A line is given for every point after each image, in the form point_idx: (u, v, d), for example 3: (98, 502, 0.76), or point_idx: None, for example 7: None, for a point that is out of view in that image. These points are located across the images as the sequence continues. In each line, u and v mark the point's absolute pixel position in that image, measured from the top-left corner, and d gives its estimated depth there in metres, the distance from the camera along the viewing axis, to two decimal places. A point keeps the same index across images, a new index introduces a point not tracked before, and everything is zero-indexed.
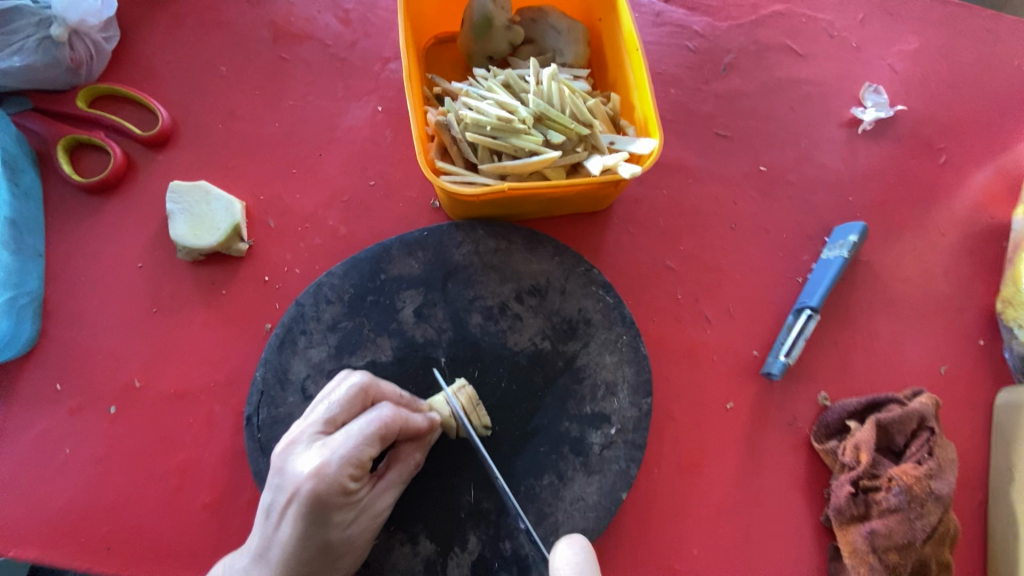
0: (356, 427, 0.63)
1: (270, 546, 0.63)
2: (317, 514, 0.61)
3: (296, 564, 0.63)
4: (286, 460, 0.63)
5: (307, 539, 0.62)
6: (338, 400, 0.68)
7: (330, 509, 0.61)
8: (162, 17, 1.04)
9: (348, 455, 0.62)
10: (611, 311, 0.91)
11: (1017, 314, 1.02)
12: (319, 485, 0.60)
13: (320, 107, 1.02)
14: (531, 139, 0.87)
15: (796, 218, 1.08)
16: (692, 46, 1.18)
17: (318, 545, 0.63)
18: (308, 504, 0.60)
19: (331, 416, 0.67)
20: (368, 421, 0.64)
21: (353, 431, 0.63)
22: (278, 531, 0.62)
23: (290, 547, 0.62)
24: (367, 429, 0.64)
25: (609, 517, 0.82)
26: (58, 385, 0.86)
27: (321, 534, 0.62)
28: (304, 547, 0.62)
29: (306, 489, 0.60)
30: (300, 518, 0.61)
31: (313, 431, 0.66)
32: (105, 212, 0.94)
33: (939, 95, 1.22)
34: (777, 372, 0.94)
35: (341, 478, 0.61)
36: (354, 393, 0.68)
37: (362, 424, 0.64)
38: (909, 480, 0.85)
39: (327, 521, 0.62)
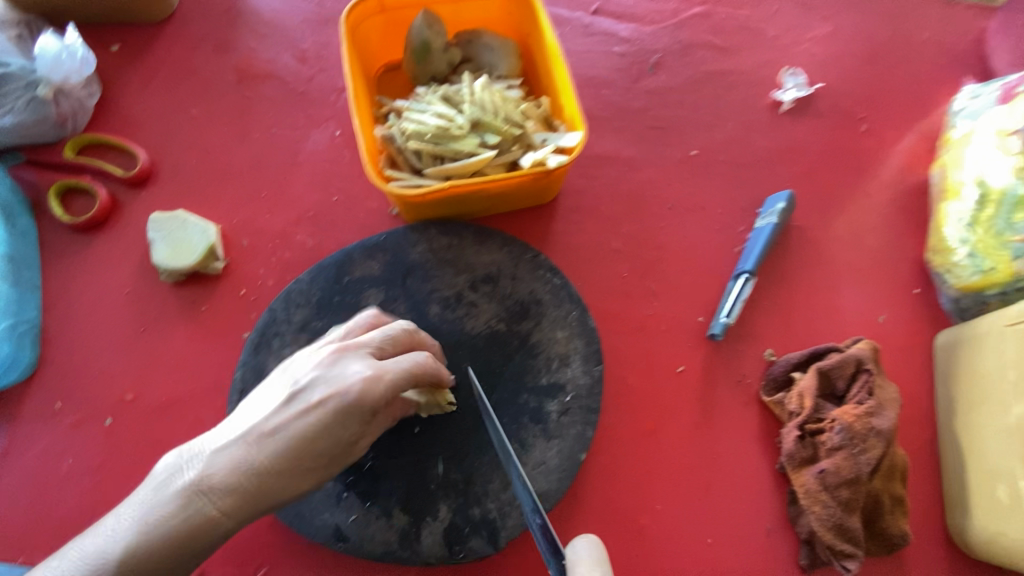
0: (408, 357, 0.70)
1: (271, 432, 0.64)
2: (351, 416, 0.64)
3: (297, 463, 0.63)
4: (336, 363, 0.67)
5: (326, 438, 0.64)
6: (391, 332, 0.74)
7: (361, 418, 0.65)
8: (138, 72, 1.17)
9: (400, 374, 0.68)
10: (560, 291, 0.99)
11: (943, 260, 1.08)
12: (367, 385, 0.65)
13: (283, 136, 1.13)
14: (468, 142, 0.97)
15: (730, 193, 1.16)
16: (621, 50, 1.29)
17: (325, 449, 0.65)
18: (349, 403, 0.64)
19: (382, 342, 0.73)
20: (420, 361, 0.70)
21: (406, 363, 0.69)
22: (296, 420, 0.63)
23: (304, 439, 0.63)
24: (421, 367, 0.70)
25: (569, 477, 0.88)
26: (58, 404, 0.94)
27: (339, 437, 0.65)
28: (315, 445, 0.64)
29: (354, 389, 0.64)
30: (335, 414, 0.64)
31: (368, 348, 0.71)
32: (95, 247, 1.04)
33: (855, 71, 1.32)
34: (719, 332, 1.00)
35: (387, 395, 0.66)
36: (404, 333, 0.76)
37: (413, 361, 0.70)
38: (850, 419, 0.91)
39: (351, 426, 0.65)
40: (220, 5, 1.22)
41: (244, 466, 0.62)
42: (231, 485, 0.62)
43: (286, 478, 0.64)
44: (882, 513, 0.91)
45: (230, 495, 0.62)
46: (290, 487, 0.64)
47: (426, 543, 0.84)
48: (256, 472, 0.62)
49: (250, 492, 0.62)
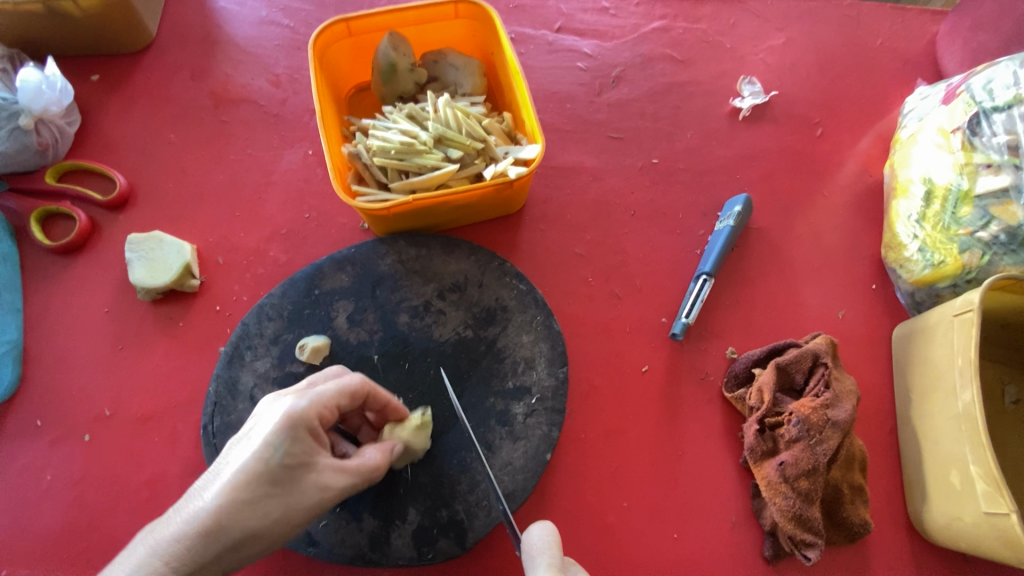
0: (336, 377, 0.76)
1: (217, 476, 0.68)
2: (282, 437, 0.68)
3: (243, 496, 0.66)
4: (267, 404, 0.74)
5: (261, 466, 0.67)
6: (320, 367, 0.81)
7: (294, 441, 0.69)
8: (117, 100, 1.21)
9: (327, 392, 0.73)
10: (525, 297, 1.02)
11: (897, 255, 1.12)
12: (293, 407, 0.70)
13: (258, 157, 1.17)
14: (431, 157, 1.01)
15: (691, 198, 1.21)
16: (583, 65, 1.34)
17: (266, 476, 0.67)
18: (278, 425, 0.69)
19: (311, 380, 0.80)
20: (345, 380, 0.77)
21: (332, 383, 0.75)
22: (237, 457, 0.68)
23: (244, 469, 0.67)
24: (344, 385, 0.76)
25: (535, 477, 0.91)
26: (38, 422, 0.97)
27: (277, 464, 0.68)
28: (256, 474, 0.67)
29: (280, 414, 0.70)
30: (267, 438, 0.68)
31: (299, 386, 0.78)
32: (75, 268, 1.07)
33: (810, 78, 1.37)
34: (680, 332, 1.03)
35: (313, 413, 0.71)
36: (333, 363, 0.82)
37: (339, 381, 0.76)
38: (806, 411, 0.93)
39: (286, 449, 0.69)
40: (197, 35, 1.27)
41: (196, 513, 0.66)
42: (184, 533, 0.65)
43: (235, 515, 0.66)
44: (842, 503, 0.94)
45: (187, 543, 0.65)
46: (243, 523, 0.66)
47: (395, 545, 0.86)
48: (206, 516, 0.66)
49: (204, 533, 0.65)
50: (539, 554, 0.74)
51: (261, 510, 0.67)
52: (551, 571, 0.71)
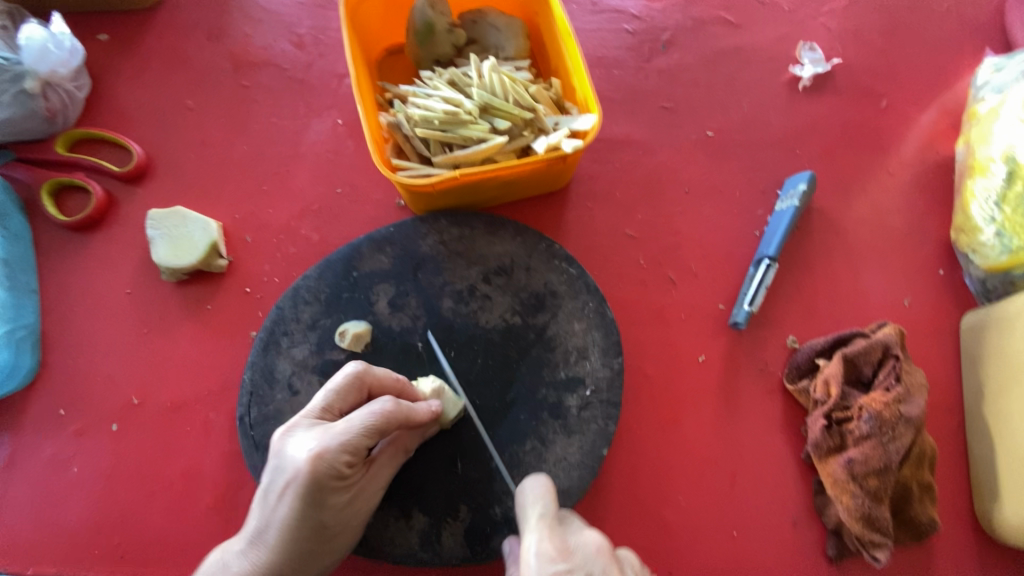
0: (357, 418, 0.69)
1: (264, 529, 0.68)
2: (314, 494, 0.66)
3: (293, 545, 0.67)
4: (285, 443, 0.68)
5: (303, 521, 0.67)
6: (334, 388, 0.73)
7: (325, 492, 0.67)
8: (129, 62, 1.12)
9: (349, 439, 0.67)
10: (576, 281, 0.95)
11: (970, 240, 1.04)
12: (316, 467, 0.65)
13: (283, 127, 1.08)
14: (478, 128, 0.92)
15: (748, 176, 1.12)
16: (630, 28, 1.23)
17: (311, 529, 0.67)
18: (305, 485, 0.65)
19: (329, 403, 0.73)
20: (370, 411, 0.70)
21: (354, 420, 0.68)
22: (273, 511, 0.67)
23: (288, 527, 0.66)
24: (368, 420, 0.69)
25: (592, 473, 0.86)
26: (62, 410, 0.92)
27: (315, 516, 0.67)
28: (299, 528, 0.67)
29: (304, 471, 0.65)
30: (299, 499, 0.66)
31: (313, 417, 0.71)
32: (92, 246, 1.00)
33: (877, 43, 1.25)
34: (743, 321, 0.97)
35: (339, 462, 0.67)
36: (350, 382, 0.73)
37: (362, 414, 0.69)
38: (878, 406, 0.88)
39: (319, 503, 0.67)
40: None
41: (254, 560, 0.68)
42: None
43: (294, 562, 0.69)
44: (911, 502, 0.89)
45: None
46: (306, 566, 0.70)
47: (446, 544, 0.82)
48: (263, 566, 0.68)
49: None
50: (529, 506, 0.72)
51: (317, 552, 0.70)
52: (540, 522, 0.70)
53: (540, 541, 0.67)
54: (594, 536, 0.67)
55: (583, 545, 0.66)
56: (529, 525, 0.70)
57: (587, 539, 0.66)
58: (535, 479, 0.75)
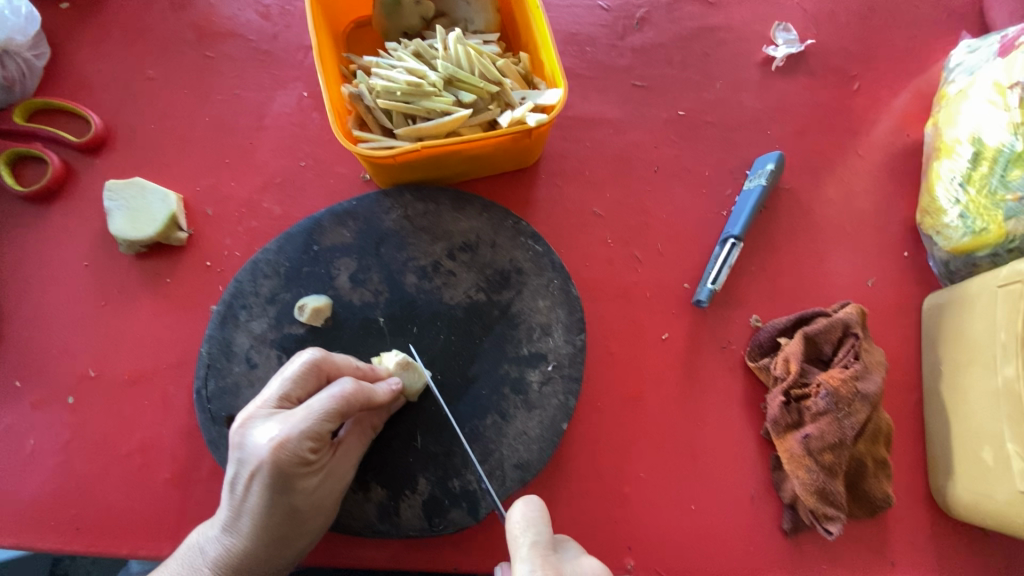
0: (316, 404, 0.67)
1: (238, 517, 0.69)
2: (281, 482, 0.66)
3: (269, 527, 0.68)
4: (245, 435, 0.67)
5: (274, 506, 0.67)
6: (290, 376, 0.70)
7: (293, 478, 0.66)
8: (88, 30, 1.09)
9: (310, 427, 0.66)
10: (541, 259, 0.95)
11: (934, 222, 1.05)
12: (279, 456, 0.64)
13: (247, 99, 1.06)
14: (441, 100, 0.91)
15: (718, 156, 1.12)
16: (605, 5, 1.22)
17: (285, 512, 0.68)
18: (271, 474, 0.65)
19: (286, 391, 0.70)
20: (329, 395, 0.68)
21: (313, 406, 0.67)
22: (244, 499, 0.67)
23: (262, 514, 0.67)
24: (328, 404, 0.68)
25: (551, 448, 0.86)
26: (17, 382, 0.90)
27: (286, 501, 0.67)
28: (272, 514, 0.68)
29: (268, 461, 0.64)
30: (267, 487, 0.66)
31: (271, 406, 0.69)
32: (48, 217, 0.98)
33: (852, 24, 1.25)
34: (705, 299, 0.97)
35: (302, 448, 0.66)
36: (307, 369, 0.71)
37: (321, 399, 0.68)
38: (836, 383, 0.89)
39: (288, 489, 0.67)
40: None
41: (234, 543, 0.69)
42: (232, 560, 0.69)
43: (273, 543, 0.70)
44: (865, 477, 0.91)
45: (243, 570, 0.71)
46: (288, 546, 0.71)
47: (404, 517, 0.83)
48: (242, 549, 0.69)
49: (250, 562, 0.70)
50: (520, 533, 0.67)
51: (295, 532, 0.71)
52: (534, 550, 0.65)
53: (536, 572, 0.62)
54: (591, 568, 0.64)
55: None
56: (519, 553, 0.65)
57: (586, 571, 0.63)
58: (532, 500, 0.69)
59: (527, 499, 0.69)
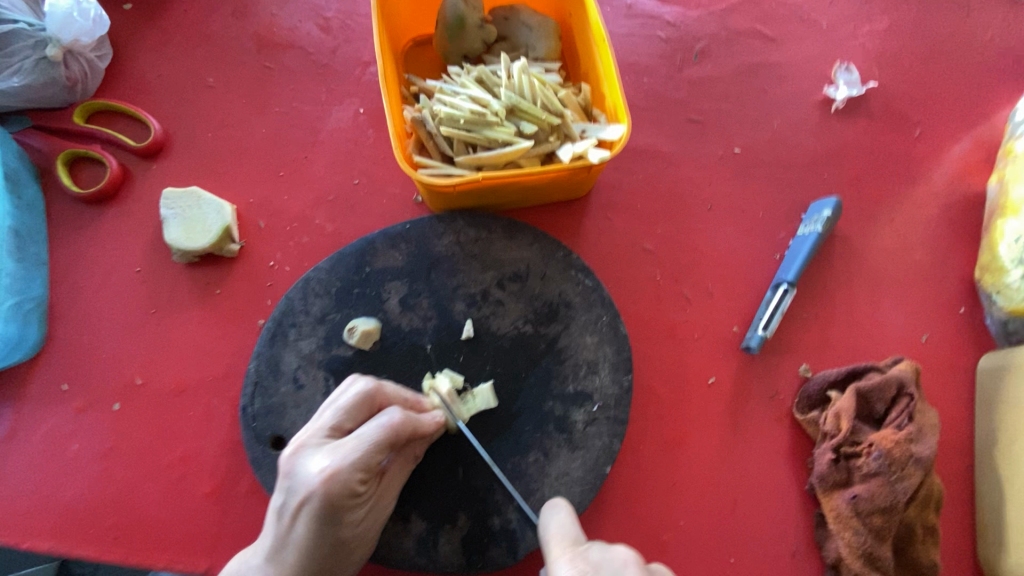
0: (366, 434, 0.66)
1: (280, 548, 0.67)
2: (329, 513, 0.64)
3: (311, 559, 0.67)
4: (297, 464, 0.66)
5: (319, 538, 0.66)
6: (344, 405, 0.70)
7: (341, 510, 0.65)
8: (150, 34, 1.10)
9: (360, 457, 0.65)
10: (591, 293, 0.94)
11: (993, 280, 1.02)
12: (329, 487, 0.63)
13: (304, 112, 1.06)
14: (503, 130, 0.90)
15: (772, 197, 1.10)
16: (664, 35, 1.20)
17: (329, 544, 0.67)
18: (320, 504, 0.64)
19: (338, 420, 0.70)
20: (378, 426, 0.67)
21: (364, 437, 0.66)
22: (290, 529, 0.66)
23: (305, 545, 0.66)
24: (377, 434, 0.66)
25: (594, 491, 0.85)
26: (64, 385, 0.91)
27: (331, 533, 0.66)
28: (316, 545, 0.66)
29: (319, 491, 0.64)
30: (314, 518, 0.64)
31: (323, 435, 0.68)
32: (104, 220, 0.99)
33: (915, 68, 1.21)
34: (755, 346, 0.96)
35: (352, 480, 0.65)
36: (360, 399, 0.71)
37: (370, 429, 0.67)
38: (889, 445, 0.87)
39: (335, 520, 0.65)
40: None
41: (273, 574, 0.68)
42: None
43: None
44: (914, 543, 0.88)
45: None
46: None
47: (443, 551, 0.82)
48: None
49: None
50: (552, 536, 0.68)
51: (333, 565, 0.70)
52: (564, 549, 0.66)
53: (569, 569, 0.63)
54: (621, 553, 0.63)
55: (610, 561, 0.62)
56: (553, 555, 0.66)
57: (618, 557, 0.62)
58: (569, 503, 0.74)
59: (555, 503, 0.73)
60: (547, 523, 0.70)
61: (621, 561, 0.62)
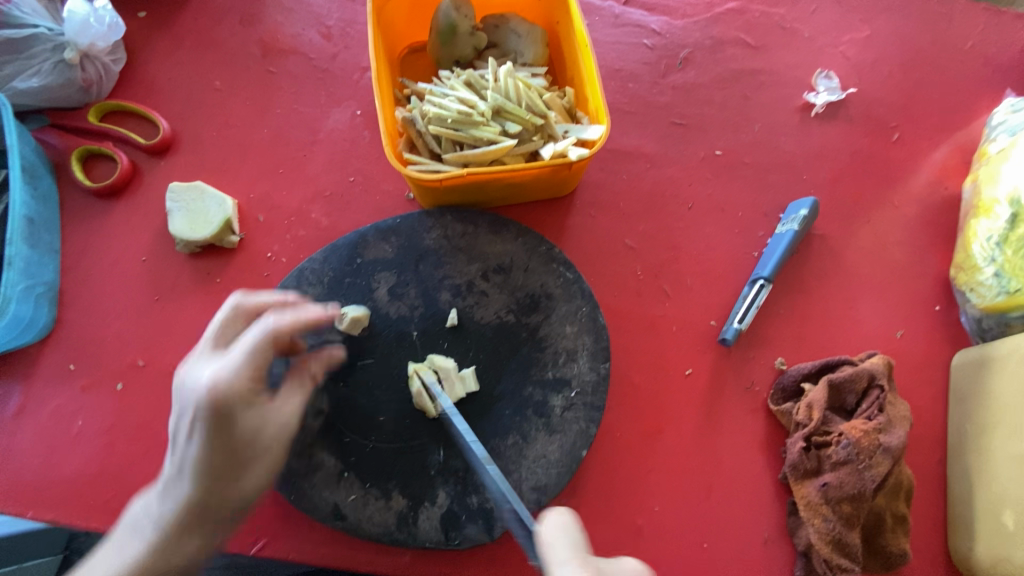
0: (247, 339, 0.69)
1: (180, 470, 0.69)
2: (220, 416, 0.66)
3: (212, 468, 0.68)
4: (185, 381, 0.69)
5: (215, 445, 0.67)
6: (221, 324, 0.74)
7: (232, 413, 0.67)
8: (162, 40, 1.16)
9: (241, 359, 0.68)
10: (571, 285, 0.98)
11: (967, 279, 1.05)
12: (214, 388, 0.66)
13: (304, 114, 1.12)
14: (488, 130, 0.95)
15: (752, 197, 1.14)
16: (650, 43, 1.25)
17: (227, 451, 0.68)
18: (208, 410, 0.66)
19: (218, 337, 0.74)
20: (258, 329, 0.70)
21: (246, 341, 0.69)
22: (185, 444, 0.68)
23: (202, 455, 0.67)
24: (258, 337, 0.69)
25: (569, 472, 0.88)
26: (71, 366, 0.96)
27: (227, 438, 0.68)
28: (212, 454, 0.68)
29: (204, 396, 0.66)
30: (205, 426, 0.66)
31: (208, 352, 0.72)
32: (113, 212, 1.05)
33: (894, 76, 1.25)
34: (730, 338, 0.99)
35: (239, 380, 0.67)
36: (235, 315, 0.75)
37: (251, 335, 0.70)
38: (858, 434, 0.89)
39: (228, 425, 0.67)
40: None
41: (181, 493, 0.69)
42: (182, 511, 0.69)
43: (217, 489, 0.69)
44: (883, 530, 0.90)
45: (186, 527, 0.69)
46: (233, 492, 0.71)
47: (422, 527, 0.85)
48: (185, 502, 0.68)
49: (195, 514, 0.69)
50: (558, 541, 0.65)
51: (238, 478, 0.71)
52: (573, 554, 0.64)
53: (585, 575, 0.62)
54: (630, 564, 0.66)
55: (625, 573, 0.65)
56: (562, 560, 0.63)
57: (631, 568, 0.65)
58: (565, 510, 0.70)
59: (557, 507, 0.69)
60: (550, 528, 0.66)
61: (633, 573, 0.66)
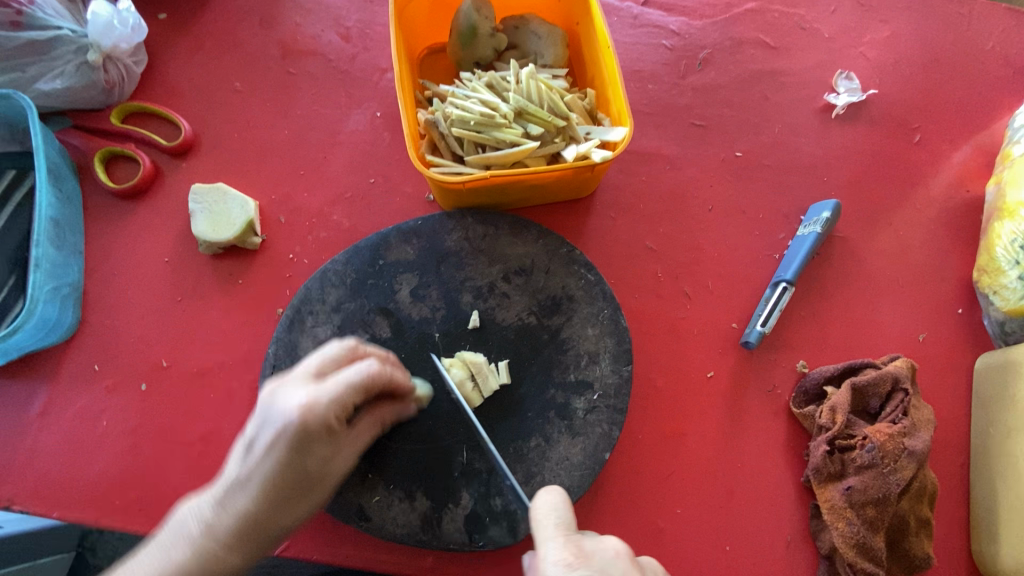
0: (346, 374, 0.70)
1: (242, 483, 0.67)
2: (302, 441, 0.65)
3: (278, 490, 0.67)
4: (276, 397, 0.68)
5: (286, 467, 0.66)
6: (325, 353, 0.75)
7: (312, 441, 0.66)
8: (182, 42, 1.17)
9: (339, 391, 0.68)
10: (593, 287, 0.98)
11: (991, 282, 1.04)
12: (307, 414, 0.65)
13: (324, 115, 1.12)
14: (511, 132, 0.95)
15: (772, 199, 1.13)
16: (669, 44, 1.25)
17: (295, 477, 0.67)
18: (294, 434, 0.65)
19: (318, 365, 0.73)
20: (359, 368, 0.71)
21: (345, 375, 0.69)
22: (258, 460, 0.66)
23: (272, 472, 0.66)
24: (357, 375, 0.70)
25: (593, 475, 0.88)
26: (95, 366, 0.97)
27: (299, 463, 0.66)
28: (281, 475, 0.66)
29: (294, 418, 0.64)
30: (286, 447, 0.65)
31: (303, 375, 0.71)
32: (135, 213, 1.05)
33: (916, 76, 1.24)
34: (753, 341, 0.99)
35: (330, 414, 0.66)
36: (342, 350, 0.76)
37: (353, 371, 0.70)
38: (882, 438, 0.88)
39: (307, 453, 0.66)
40: None
41: (238, 505, 0.67)
42: (234, 524, 0.66)
43: (271, 510, 0.68)
44: (908, 535, 0.90)
45: (227, 540, 0.66)
46: (281, 517, 0.69)
47: (445, 529, 0.85)
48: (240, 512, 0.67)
49: (241, 529, 0.66)
50: (544, 518, 0.72)
51: (290, 508, 0.69)
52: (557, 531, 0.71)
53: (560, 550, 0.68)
54: (611, 544, 0.69)
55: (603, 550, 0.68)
56: (543, 536, 0.70)
57: (609, 547, 0.68)
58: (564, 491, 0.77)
59: (550, 487, 0.76)
60: (539, 506, 0.74)
61: (613, 552, 0.68)
